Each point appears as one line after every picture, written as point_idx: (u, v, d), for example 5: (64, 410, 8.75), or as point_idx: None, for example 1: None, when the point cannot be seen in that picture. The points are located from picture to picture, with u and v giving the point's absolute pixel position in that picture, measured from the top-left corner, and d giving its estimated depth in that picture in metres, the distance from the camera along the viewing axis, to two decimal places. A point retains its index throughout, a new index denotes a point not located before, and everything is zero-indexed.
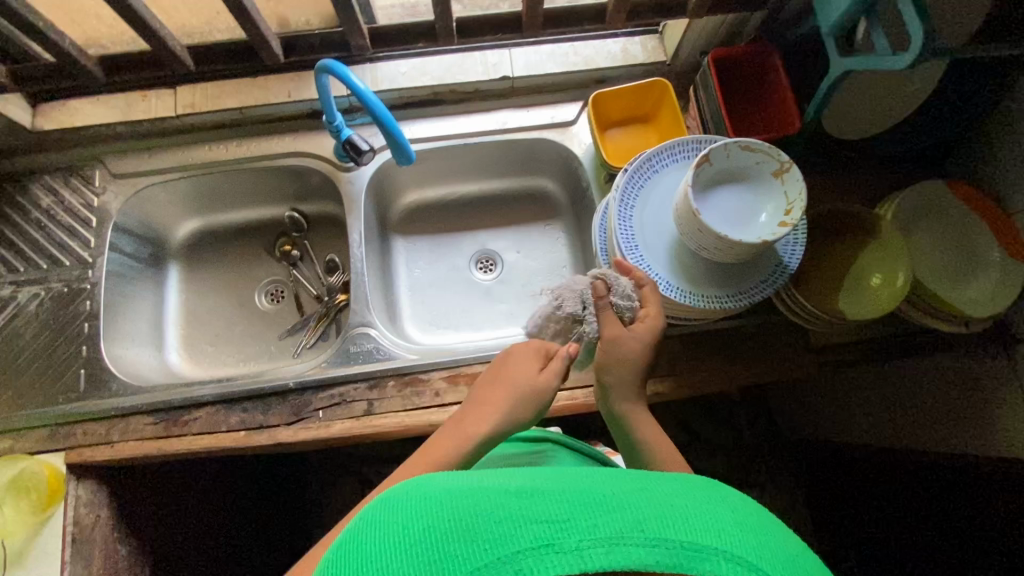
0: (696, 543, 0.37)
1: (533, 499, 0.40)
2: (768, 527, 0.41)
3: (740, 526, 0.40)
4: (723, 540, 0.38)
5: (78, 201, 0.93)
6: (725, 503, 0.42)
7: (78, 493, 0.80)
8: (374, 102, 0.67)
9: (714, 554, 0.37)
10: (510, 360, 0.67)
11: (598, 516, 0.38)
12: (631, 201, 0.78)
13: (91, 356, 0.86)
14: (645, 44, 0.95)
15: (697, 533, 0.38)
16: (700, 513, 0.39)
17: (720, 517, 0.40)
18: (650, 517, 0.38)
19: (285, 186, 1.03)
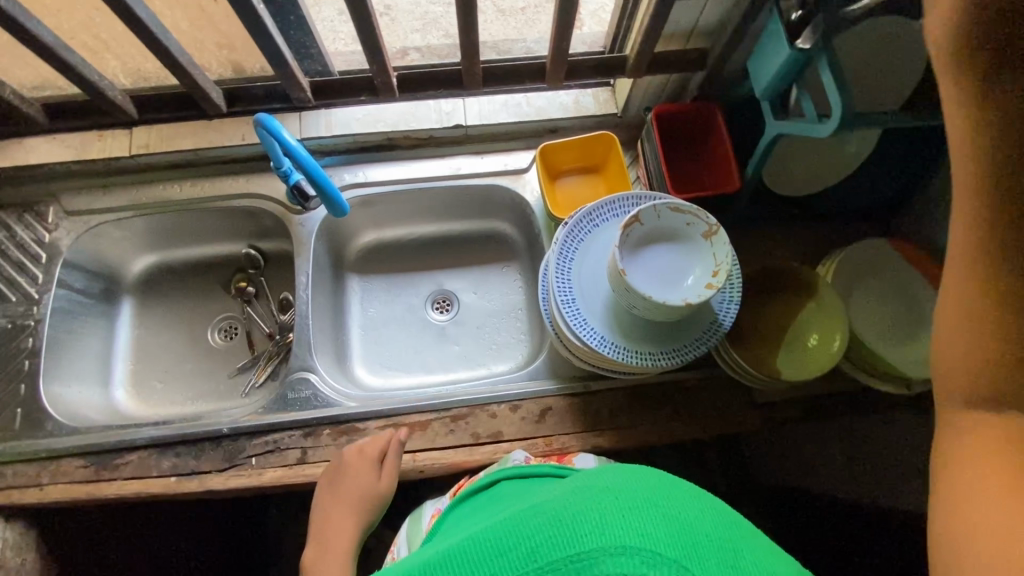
0: (592, 551, 0.39)
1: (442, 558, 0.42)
2: (668, 499, 0.43)
3: (659, 520, 0.41)
4: (612, 539, 0.39)
5: (30, 237, 0.93)
6: (642, 494, 0.43)
7: (5, 536, 0.79)
8: (305, 157, 0.69)
9: (606, 556, 0.38)
10: (350, 470, 0.76)
11: (492, 561, 0.40)
12: (570, 254, 0.79)
13: (28, 395, 0.85)
14: (597, 96, 0.97)
15: (589, 537, 0.39)
16: (590, 511, 0.41)
17: (631, 511, 0.41)
18: (544, 538, 0.40)
19: (241, 224, 1.04)
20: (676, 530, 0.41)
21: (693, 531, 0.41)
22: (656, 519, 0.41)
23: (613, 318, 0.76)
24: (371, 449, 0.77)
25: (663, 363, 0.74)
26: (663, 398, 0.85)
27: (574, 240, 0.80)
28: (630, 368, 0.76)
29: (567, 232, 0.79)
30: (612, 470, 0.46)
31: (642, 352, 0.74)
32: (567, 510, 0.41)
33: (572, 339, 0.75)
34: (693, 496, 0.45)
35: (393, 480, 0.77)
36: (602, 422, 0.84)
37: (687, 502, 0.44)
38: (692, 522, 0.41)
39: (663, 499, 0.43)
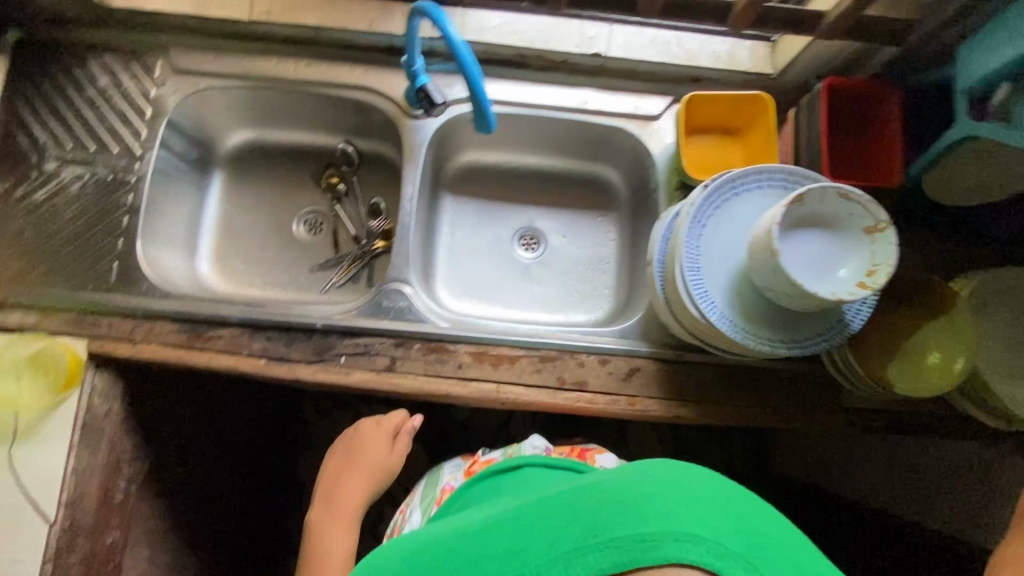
0: (653, 535, 0.42)
1: (502, 524, 0.48)
2: (714, 494, 0.47)
3: (727, 523, 0.44)
4: (668, 525, 0.43)
5: (136, 88, 0.89)
6: (707, 494, 0.46)
7: (95, 382, 0.81)
8: (467, 58, 0.62)
9: (663, 539, 0.42)
10: (364, 435, 0.86)
11: (543, 540, 0.44)
12: (704, 220, 0.75)
13: (125, 251, 0.85)
14: (754, 51, 0.89)
15: (653, 524, 0.43)
16: (648, 502, 0.45)
17: (694, 507, 0.44)
18: (600, 522, 0.44)
19: (345, 117, 0.99)
20: (735, 529, 0.44)
21: (761, 542, 0.43)
22: (707, 512, 0.44)
23: (737, 295, 0.73)
24: (388, 422, 0.87)
25: (779, 351, 0.72)
26: (752, 380, 0.84)
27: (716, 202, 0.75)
28: (740, 348, 0.74)
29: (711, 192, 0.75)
30: (659, 463, 0.49)
31: (760, 336, 0.72)
32: (625, 499, 0.45)
33: (690, 309, 0.73)
34: (736, 491, 0.48)
35: (403, 456, 0.86)
36: (687, 392, 0.83)
37: (732, 506, 0.46)
38: (762, 536, 0.44)
39: (716, 498, 0.47)
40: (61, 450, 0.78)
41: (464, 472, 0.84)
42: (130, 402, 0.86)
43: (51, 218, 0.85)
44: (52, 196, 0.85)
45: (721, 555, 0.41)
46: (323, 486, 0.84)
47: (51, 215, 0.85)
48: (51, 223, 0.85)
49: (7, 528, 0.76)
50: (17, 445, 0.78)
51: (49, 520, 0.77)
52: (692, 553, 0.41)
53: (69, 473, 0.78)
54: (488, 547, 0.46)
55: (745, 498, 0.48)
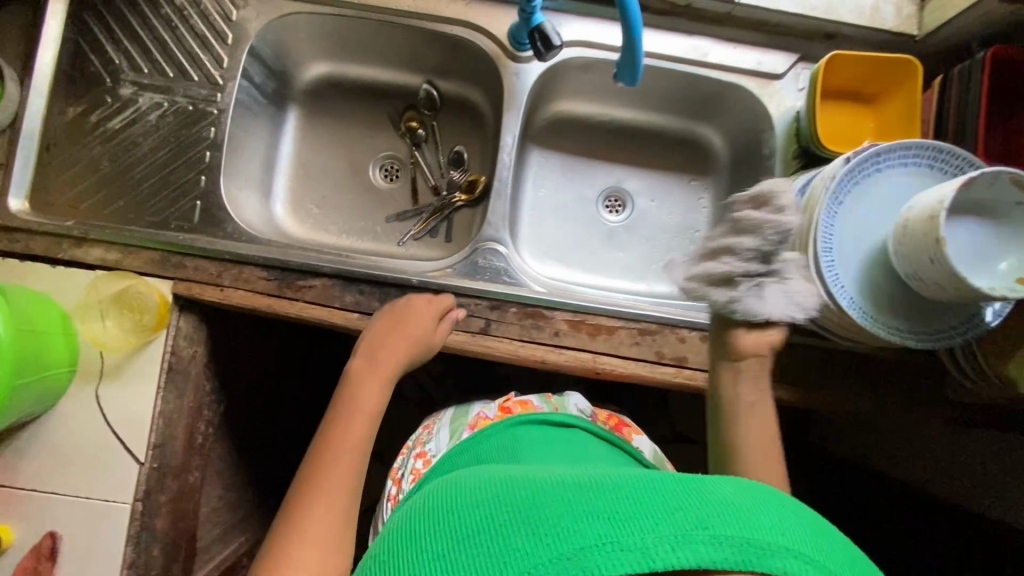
0: (767, 539, 0.31)
1: (561, 488, 0.37)
2: (815, 522, 0.35)
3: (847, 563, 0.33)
4: (788, 540, 0.32)
5: (215, 9, 0.82)
6: (817, 528, 0.34)
7: (179, 325, 0.78)
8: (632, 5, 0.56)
9: (779, 551, 0.31)
10: (399, 314, 0.74)
11: (619, 507, 0.34)
12: (842, 196, 0.69)
13: (209, 189, 0.80)
14: (900, 8, 0.81)
15: (765, 528, 0.32)
16: (754, 511, 0.33)
17: (804, 527, 0.33)
18: (702, 515, 0.32)
19: (433, 55, 0.91)
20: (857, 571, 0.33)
21: None
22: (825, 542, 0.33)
23: (869, 281, 0.69)
24: (442, 300, 0.76)
25: (908, 342, 0.68)
26: (854, 367, 0.81)
27: (794, 219, 0.65)
28: (864, 335, 0.71)
29: (760, 243, 0.65)
30: (755, 483, 0.38)
31: (889, 325, 0.68)
32: (730, 506, 0.33)
33: (817, 292, 0.69)
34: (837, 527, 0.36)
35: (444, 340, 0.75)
36: (787, 374, 0.80)
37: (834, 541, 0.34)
38: None
39: (819, 523, 0.35)
40: (149, 392, 0.76)
41: (498, 405, 0.76)
42: (211, 347, 0.84)
43: (130, 148, 0.80)
44: (130, 125, 0.80)
45: None
46: (351, 371, 0.73)
47: (129, 145, 0.80)
48: (130, 154, 0.80)
49: (97, 465, 0.76)
50: (104, 384, 0.76)
51: (139, 460, 0.76)
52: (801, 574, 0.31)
53: (157, 415, 0.77)
54: (535, 506, 0.35)
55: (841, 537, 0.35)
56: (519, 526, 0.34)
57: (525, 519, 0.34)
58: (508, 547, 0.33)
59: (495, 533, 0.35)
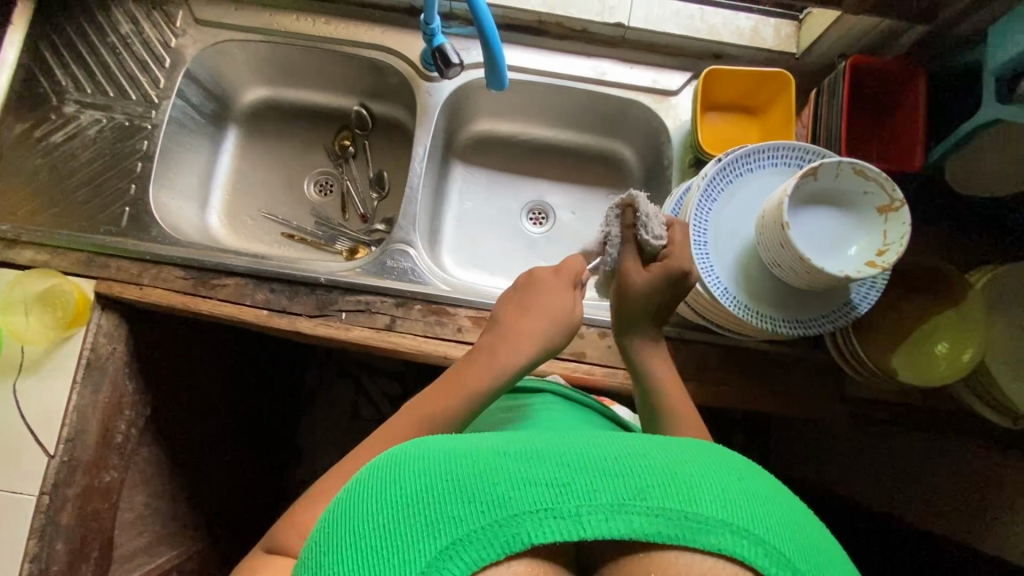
0: (700, 515, 0.34)
1: (498, 458, 0.35)
2: (777, 491, 0.38)
3: (749, 500, 0.35)
4: (728, 513, 0.34)
5: (156, 37, 0.90)
6: (736, 481, 0.37)
7: (100, 322, 0.82)
8: (483, 12, 0.62)
9: (717, 528, 0.34)
10: (546, 290, 0.73)
11: (548, 519, 0.33)
12: (715, 194, 0.73)
13: (138, 197, 0.86)
14: (779, 29, 0.86)
15: (703, 509, 0.34)
16: (710, 481, 0.35)
17: (726, 488, 0.36)
18: (647, 486, 0.34)
19: (359, 77, 0.98)
20: (755, 498, 0.36)
21: (776, 513, 0.36)
22: (769, 506, 0.36)
23: (744, 272, 0.72)
24: (567, 270, 0.75)
25: (782, 331, 0.70)
26: (753, 364, 0.82)
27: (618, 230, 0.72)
28: (743, 327, 0.73)
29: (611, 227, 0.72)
30: (697, 440, 0.40)
31: (764, 314, 0.71)
32: (675, 463, 0.36)
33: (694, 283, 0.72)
34: (801, 502, 0.39)
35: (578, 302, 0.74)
36: (687, 370, 0.82)
37: (787, 502, 0.38)
38: (778, 506, 0.36)
39: (773, 490, 0.38)
40: (64, 386, 0.79)
41: None
42: (133, 345, 0.87)
43: (68, 160, 0.87)
44: (70, 139, 0.88)
45: (782, 562, 0.34)
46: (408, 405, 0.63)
47: (68, 157, 0.87)
48: (68, 165, 0.87)
49: (8, 456, 0.78)
50: (21, 376, 0.79)
51: (49, 452, 0.78)
52: (740, 550, 0.34)
53: (70, 410, 0.80)
54: (461, 477, 0.35)
55: (800, 506, 0.39)
56: (444, 501, 0.34)
57: (455, 494, 0.34)
58: (431, 529, 0.33)
59: (417, 510, 0.34)
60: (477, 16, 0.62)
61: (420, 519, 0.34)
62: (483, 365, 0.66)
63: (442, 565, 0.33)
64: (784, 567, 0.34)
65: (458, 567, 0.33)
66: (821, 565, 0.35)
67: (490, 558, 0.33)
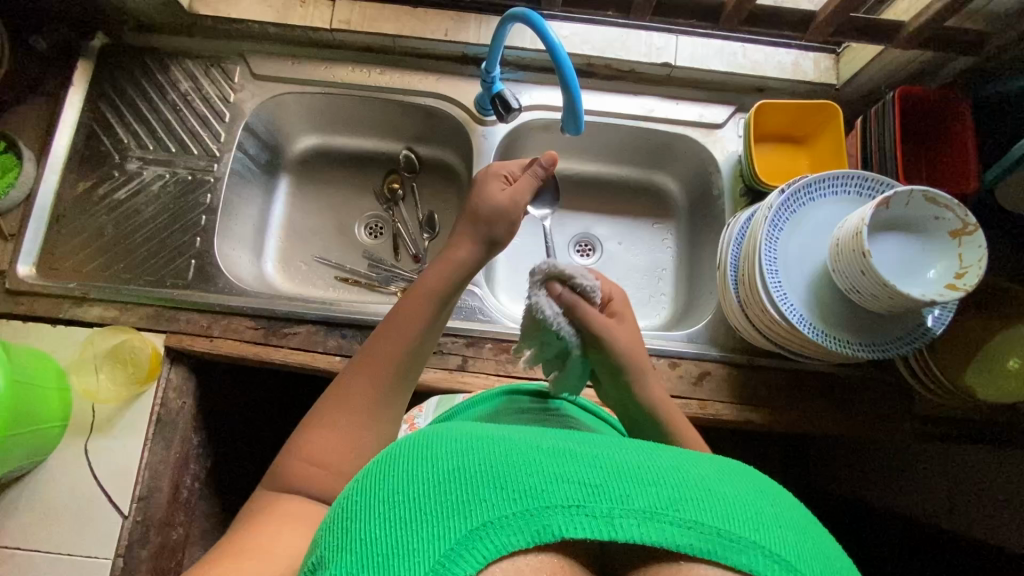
0: (732, 532, 0.35)
1: (535, 454, 0.38)
2: (807, 526, 0.38)
3: (780, 525, 0.37)
4: (760, 535, 0.35)
5: (216, 93, 0.93)
6: (769, 509, 0.38)
7: (170, 376, 0.82)
8: (564, 62, 0.65)
9: (749, 547, 0.35)
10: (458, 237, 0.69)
11: (577, 515, 0.35)
12: (781, 223, 0.75)
13: (203, 249, 0.87)
14: (818, 63, 0.90)
15: (733, 523, 0.35)
16: (745, 505, 0.37)
17: (759, 512, 0.37)
18: (679, 498, 0.36)
19: (409, 123, 1.00)
20: (786, 527, 0.37)
21: (808, 545, 0.37)
22: (801, 536, 0.37)
23: (817, 298, 0.73)
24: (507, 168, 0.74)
25: (860, 354, 0.72)
26: (820, 386, 0.83)
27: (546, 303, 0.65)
28: (820, 352, 0.74)
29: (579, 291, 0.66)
30: (733, 468, 0.41)
31: (841, 338, 0.72)
32: (709, 482, 0.38)
33: (769, 312, 0.73)
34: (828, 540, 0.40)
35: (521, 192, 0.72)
36: (757, 396, 0.83)
37: (820, 538, 0.39)
38: (810, 540, 0.37)
39: (805, 522, 0.39)
40: (137, 445, 0.78)
41: None
42: (200, 397, 0.87)
43: (132, 216, 0.88)
44: (134, 195, 0.89)
45: None
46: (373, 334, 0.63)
47: (132, 213, 0.88)
48: (132, 221, 0.88)
49: (82, 518, 0.77)
50: (93, 436, 0.78)
51: (123, 513, 0.77)
52: (768, 571, 0.34)
53: (143, 467, 0.79)
54: (501, 467, 0.37)
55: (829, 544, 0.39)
56: (479, 486, 0.36)
57: (489, 481, 0.36)
58: (464, 509, 0.35)
59: (452, 490, 0.36)
60: (558, 66, 0.64)
61: (454, 496, 0.35)
62: (389, 334, 0.62)
63: (471, 544, 0.34)
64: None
65: (486, 551, 0.34)
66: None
67: (517, 544, 0.34)
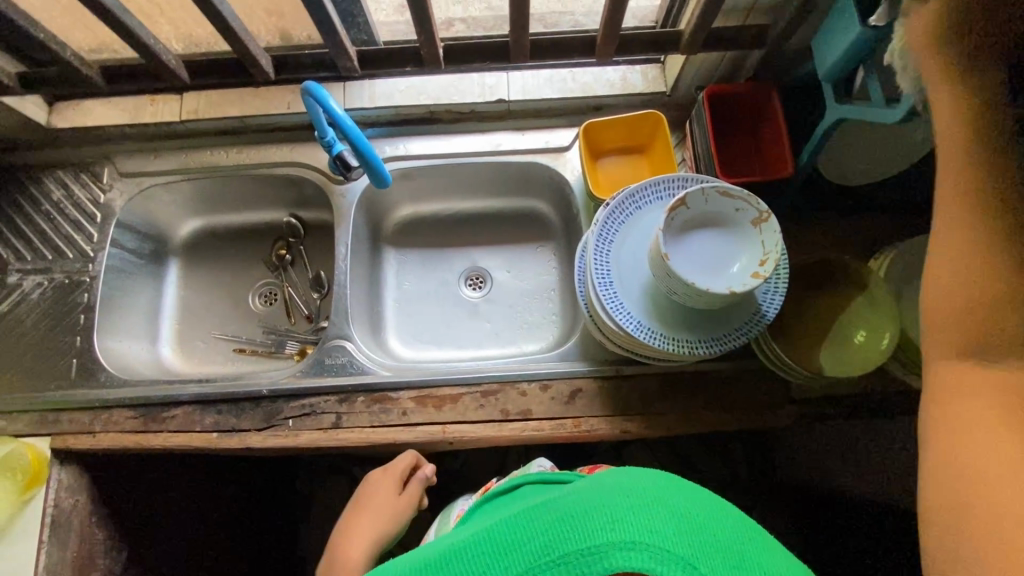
0: (592, 546, 0.44)
1: (441, 565, 0.48)
2: (656, 494, 0.47)
3: (630, 510, 0.46)
4: (613, 534, 0.44)
5: (85, 196, 0.97)
6: (624, 501, 0.46)
7: (60, 477, 0.84)
8: (350, 126, 0.68)
9: (608, 550, 0.44)
10: (372, 496, 0.85)
11: None
12: (610, 236, 0.77)
13: (84, 347, 0.90)
14: (646, 73, 0.93)
15: (593, 536, 0.44)
16: (598, 513, 0.46)
17: (612, 510, 0.46)
18: (551, 545, 0.45)
19: (279, 192, 1.04)
20: (635, 510, 0.46)
21: (656, 518, 0.45)
22: (648, 514, 0.46)
23: (652, 303, 0.74)
24: (395, 468, 0.87)
25: (701, 352, 0.73)
26: (697, 385, 0.83)
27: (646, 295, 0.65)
28: (666, 355, 0.75)
29: None
30: (598, 478, 0.49)
31: (681, 339, 0.73)
32: (570, 510, 0.46)
33: (608, 323, 0.74)
34: (686, 494, 0.49)
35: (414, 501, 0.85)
36: (632, 406, 0.83)
37: (669, 493, 0.48)
38: (658, 510, 0.46)
39: (652, 493, 0.47)
40: (31, 549, 0.80)
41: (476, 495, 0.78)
42: (97, 492, 0.89)
43: (15, 327, 0.92)
44: (15, 306, 0.93)
45: (665, 559, 0.43)
46: None
47: (15, 324, 0.92)
48: (16, 332, 0.91)
49: None
50: None
51: None
52: (628, 561, 0.43)
53: (39, 571, 0.80)
54: None
55: (679, 487, 0.49)
56: None
57: None
58: None
59: None
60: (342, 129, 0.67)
61: None
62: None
63: None
64: (665, 559, 0.43)
65: None
66: (700, 551, 0.44)
67: None
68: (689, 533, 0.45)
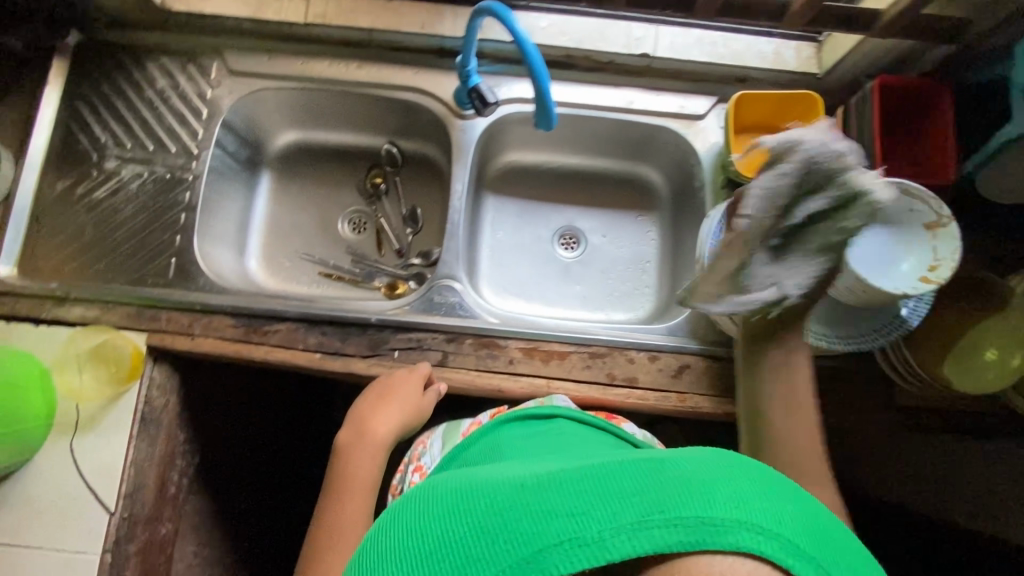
0: (718, 517, 0.30)
1: (502, 499, 0.34)
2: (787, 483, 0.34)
3: (764, 491, 0.32)
4: (745, 510, 0.31)
5: (192, 89, 0.92)
6: (753, 480, 0.33)
7: (153, 374, 0.82)
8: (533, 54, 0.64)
9: (737, 526, 0.30)
10: (393, 392, 0.77)
11: (562, 536, 0.31)
12: None
13: (183, 247, 0.87)
14: (800, 52, 0.90)
15: (719, 504, 0.31)
16: (720, 481, 0.32)
17: (742, 484, 0.32)
18: (660, 499, 0.31)
19: (389, 117, 1.00)
20: (772, 494, 0.32)
21: (795, 508, 0.32)
22: (785, 501, 0.32)
23: None
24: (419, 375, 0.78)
25: (835, 347, 0.73)
26: None
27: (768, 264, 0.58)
28: None
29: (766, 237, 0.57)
30: (712, 448, 0.36)
31: (817, 331, 0.73)
32: (683, 470, 0.33)
33: None
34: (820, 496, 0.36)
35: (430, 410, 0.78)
36: (737, 389, 0.83)
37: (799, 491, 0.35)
38: (798, 500, 0.33)
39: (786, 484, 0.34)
40: (122, 441, 0.79)
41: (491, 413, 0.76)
42: (183, 396, 0.88)
43: (112, 216, 0.88)
44: (112, 194, 0.89)
45: (801, 555, 0.30)
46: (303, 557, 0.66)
47: (112, 213, 0.88)
48: (112, 221, 0.88)
49: (67, 516, 0.77)
50: (77, 435, 0.79)
51: (109, 510, 0.78)
52: (763, 547, 0.29)
53: (128, 465, 0.79)
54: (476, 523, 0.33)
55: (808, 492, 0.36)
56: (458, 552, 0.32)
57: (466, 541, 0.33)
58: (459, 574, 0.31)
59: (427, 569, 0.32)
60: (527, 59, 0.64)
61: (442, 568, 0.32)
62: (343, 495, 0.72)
63: None
64: (809, 559, 0.30)
65: None
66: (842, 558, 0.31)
67: None
68: (830, 538, 0.32)
